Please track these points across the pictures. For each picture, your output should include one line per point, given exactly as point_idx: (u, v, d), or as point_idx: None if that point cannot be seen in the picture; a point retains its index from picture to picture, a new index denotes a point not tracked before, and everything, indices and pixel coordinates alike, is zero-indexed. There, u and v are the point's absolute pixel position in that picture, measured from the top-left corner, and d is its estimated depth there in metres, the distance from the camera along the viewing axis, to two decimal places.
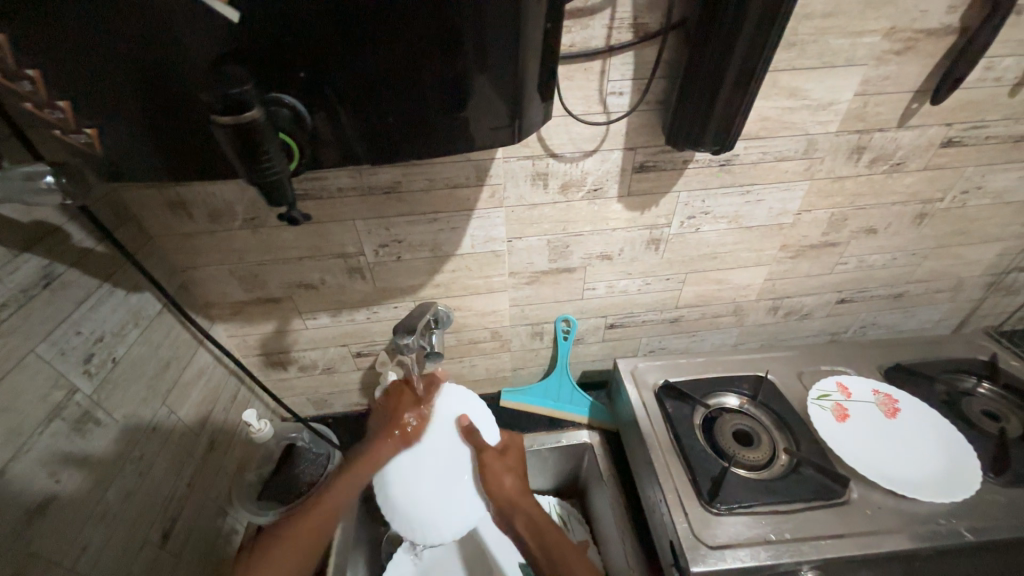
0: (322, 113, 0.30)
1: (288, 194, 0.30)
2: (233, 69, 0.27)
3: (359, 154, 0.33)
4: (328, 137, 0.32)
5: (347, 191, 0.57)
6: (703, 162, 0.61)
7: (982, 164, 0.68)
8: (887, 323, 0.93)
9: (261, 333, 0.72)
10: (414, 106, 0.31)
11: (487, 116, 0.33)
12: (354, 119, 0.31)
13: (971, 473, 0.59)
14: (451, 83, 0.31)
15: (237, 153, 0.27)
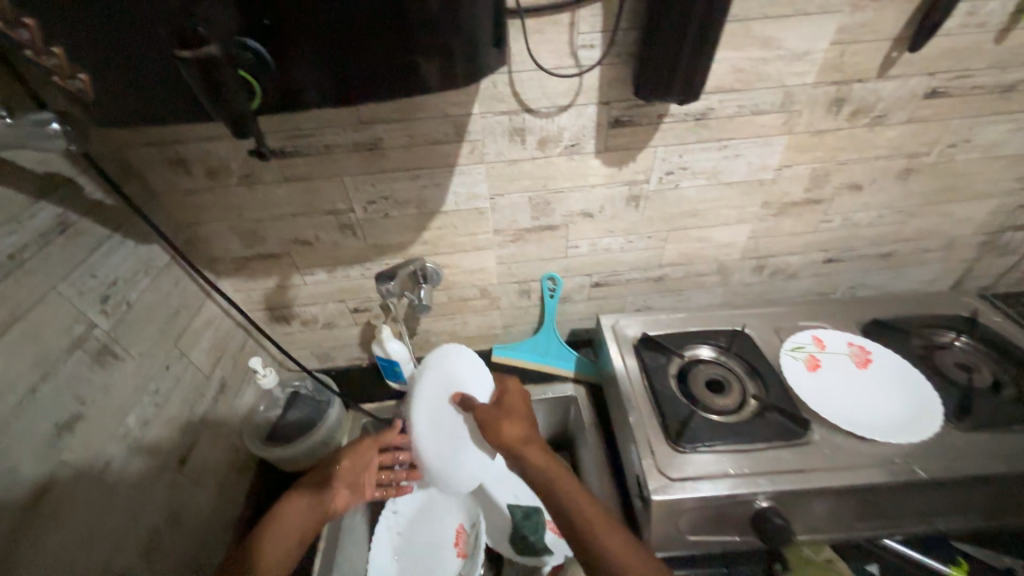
0: (292, 57, 0.33)
1: (254, 129, 0.35)
2: (223, 22, 0.30)
3: (311, 100, 0.36)
4: (298, 84, 0.35)
5: (334, 148, 0.60)
6: (679, 115, 0.62)
7: (968, 116, 0.67)
8: (877, 284, 0.93)
9: (264, 289, 0.77)
10: (369, 52, 0.34)
11: (441, 62, 0.36)
12: (317, 65, 0.34)
13: (932, 418, 0.61)
14: (402, 29, 0.33)
15: (210, 88, 0.30)
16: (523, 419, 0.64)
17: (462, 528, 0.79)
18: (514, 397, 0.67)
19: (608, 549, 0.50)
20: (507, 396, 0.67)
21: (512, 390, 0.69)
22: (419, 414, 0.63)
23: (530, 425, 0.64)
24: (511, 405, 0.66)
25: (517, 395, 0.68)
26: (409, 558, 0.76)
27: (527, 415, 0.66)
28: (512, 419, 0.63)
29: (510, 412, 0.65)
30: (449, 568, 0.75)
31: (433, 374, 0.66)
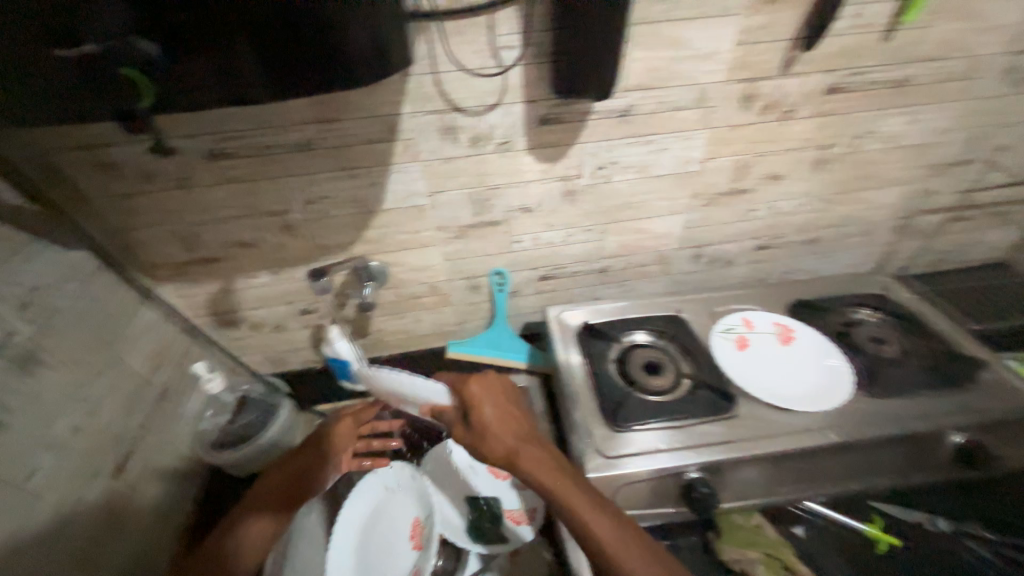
0: (236, 49, 0.35)
1: (146, 119, 0.39)
2: (112, 19, 0.32)
3: (260, 88, 0.38)
4: (240, 71, 0.36)
5: (268, 149, 0.61)
6: (603, 112, 0.66)
7: (869, 109, 0.73)
8: (808, 268, 0.99)
9: (208, 294, 0.77)
10: (264, 54, 0.36)
11: (338, 65, 0.38)
12: (264, 56, 0.36)
13: (843, 387, 0.66)
14: (295, 34, 0.35)
15: (94, 81, 0.35)
16: (503, 424, 0.61)
17: (418, 520, 0.79)
18: (486, 400, 0.63)
19: (609, 547, 0.49)
20: (473, 404, 0.62)
21: (482, 393, 0.63)
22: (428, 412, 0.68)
23: (515, 426, 0.61)
24: (484, 412, 0.61)
25: (492, 396, 0.64)
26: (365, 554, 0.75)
27: (508, 415, 0.62)
28: (489, 430, 0.60)
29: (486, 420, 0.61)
30: (405, 561, 0.75)
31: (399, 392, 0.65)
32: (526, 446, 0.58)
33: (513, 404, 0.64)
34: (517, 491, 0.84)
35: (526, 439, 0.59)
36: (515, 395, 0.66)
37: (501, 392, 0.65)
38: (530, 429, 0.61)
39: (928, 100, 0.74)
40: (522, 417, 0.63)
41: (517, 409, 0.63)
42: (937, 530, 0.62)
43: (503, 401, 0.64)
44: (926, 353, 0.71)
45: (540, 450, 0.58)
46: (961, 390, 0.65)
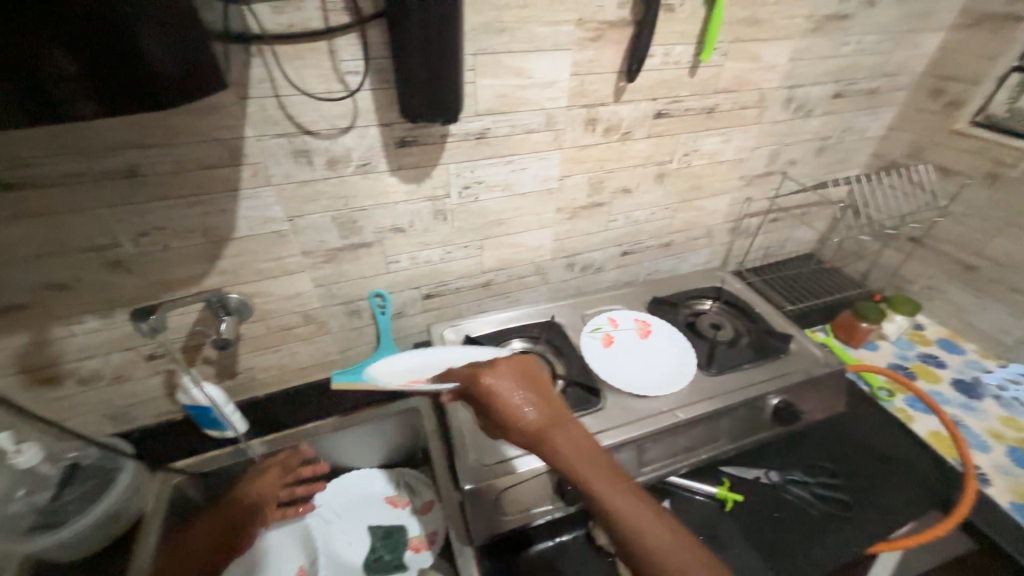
0: (34, 64, 0.31)
1: None
2: None
3: (79, 94, 0.34)
4: (52, 79, 0.32)
5: (77, 176, 0.54)
6: (460, 135, 0.69)
7: (690, 131, 0.87)
8: (667, 269, 1.13)
9: (12, 348, 0.64)
10: (55, 76, 0.32)
11: (151, 88, 0.36)
12: (81, 61, 0.32)
13: (689, 369, 0.76)
14: (93, 57, 0.32)
15: None
16: (529, 407, 0.57)
17: (304, 568, 0.76)
18: (509, 383, 0.60)
19: (652, 553, 0.44)
20: (494, 392, 0.58)
21: (505, 376, 0.60)
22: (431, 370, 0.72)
23: (542, 409, 0.57)
24: (507, 398, 0.58)
25: (515, 377, 0.61)
26: None
27: (534, 398, 0.58)
28: (515, 415, 0.56)
29: (510, 406, 0.57)
30: None
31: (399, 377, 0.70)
32: (554, 429, 0.55)
33: (541, 384, 0.61)
34: (417, 517, 0.83)
35: (555, 421, 0.56)
36: (540, 376, 0.62)
37: (527, 374, 0.62)
38: (558, 409, 0.58)
39: (734, 124, 0.90)
40: (551, 398, 0.59)
41: (545, 391, 0.60)
42: (770, 482, 0.74)
43: (530, 383, 0.60)
44: (751, 333, 0.85)
45: (564, 433, 0.55)
46: (774, 361, 0.79)
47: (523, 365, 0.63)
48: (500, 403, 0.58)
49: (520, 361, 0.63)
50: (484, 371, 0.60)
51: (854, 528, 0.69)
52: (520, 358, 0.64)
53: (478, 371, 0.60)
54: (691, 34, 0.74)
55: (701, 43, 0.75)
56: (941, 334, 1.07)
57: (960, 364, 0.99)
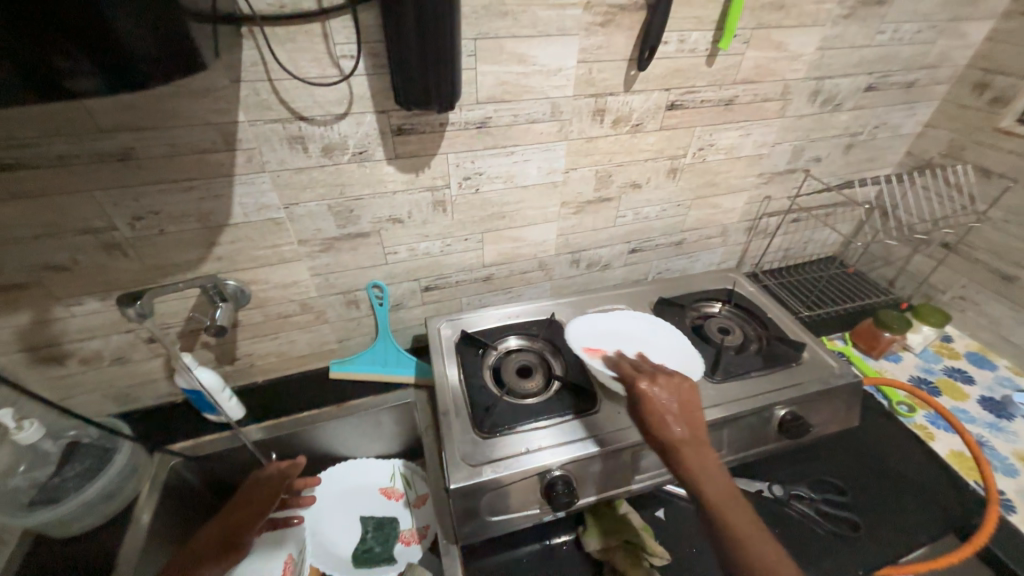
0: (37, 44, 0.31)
1: None
2: None
3: (81, 70, 0.33)
4: (53, 58, 0.32)
5: (71, 158, 0.54)
6: (459, 124, 0.67)
7: (706, 124, 0.82)
8: (678, 268, 1.09)
9: (15, 327, 0.65)
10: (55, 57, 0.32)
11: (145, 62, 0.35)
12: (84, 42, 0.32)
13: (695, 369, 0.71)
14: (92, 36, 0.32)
15: None
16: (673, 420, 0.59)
17: (291, 557, 0.76)
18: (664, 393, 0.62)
19: None
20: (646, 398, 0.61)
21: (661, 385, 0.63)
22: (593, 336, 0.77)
23: (687, 425, 0.59)
24: (656, 407, 0.60)
25: (669, 389, 0.62)
26: None
27: (681, 413, 0.60)
28: (659, 422, 0.59)
29: (657, 414, 0.60)
30: None
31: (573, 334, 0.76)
32: (689, 446, 0.57)
33: (692, 401, 0.62)
34: (411, 510, 0.83)
35: (692, 441, 0.58)
36: (693, 396, 0.62)
37: (684, 389, 0.63)
38: (699, 432, 0.59)
39: (754, 117, 0.85)
40: (697, 419, 0.60)
41: (694, 410, 0.61)
42: (773, 496, 0.71)
43: (681, 399, 0.62)
44: (762, 340, 0.81)
45: (700, 455, 0.57)
46: (784, 370, 0.75)
47: (685, 386, 0.64)
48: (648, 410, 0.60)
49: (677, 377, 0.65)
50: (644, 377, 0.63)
51: (861, 551, 0.65)
52: (683, 376, 0.65)
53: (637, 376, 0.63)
54: (709, 20, 0.69)
55: (720, 29, 0.71)
56: (970, 347, 1.00)
57: (989, 381, 0.93)
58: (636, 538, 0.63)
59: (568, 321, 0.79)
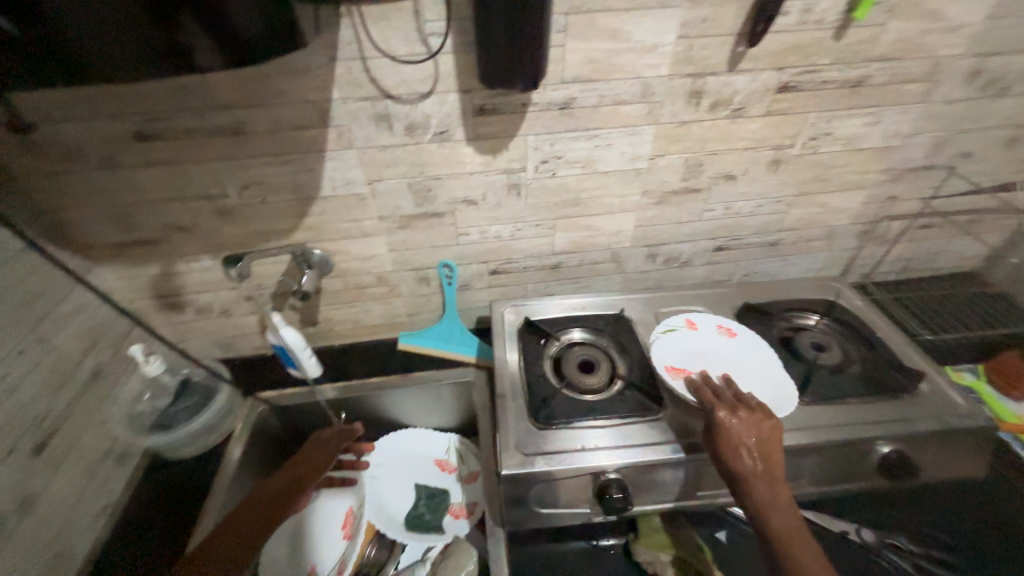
0: (167, 19, 0.34)
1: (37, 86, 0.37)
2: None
3: (202, 45, 0.36)
4: (178, 31, 0.35)
5: (195, 131, 0.60)
6: (542, 104, 0.64)
7: (824, 109, 0.71)
8: (770, 272, 0.98)
9: (149, 276, 0.76)
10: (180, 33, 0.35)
11: (255, 39, 0.38)
12: (202, 18, 0.35)
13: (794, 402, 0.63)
14: (208, 13, 0.35)
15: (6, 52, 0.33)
16: (750, 454, 0.55)
17: (351, 510, 0.83)
18: (743, 423, 0.57)
19: None
20: (722, 427, 0.57)
21: (740, 416, 0.58)
22: (679, 350, 0.72)
23: (764, 462, 0.55)
24: (733, 438, 0.56)
25: (750, 420, 0.57)
26: (301, 539, 0.78)
27: (759, 448, 0.55)
28: (733, 453, 0.55)
29: (732, 445, 0.55)
30: (335, 549, 0.78)
31: (659, 346, 0.72)
32: (764, 484, 0.53)
33: (774, 437, 0.57)
34: (462, 485, 0.86)
35: (768, 479, 0.53)
36: (777, 433, 0.57)
37: (767, 424, 0.58)
38: (777, 470, 0.54)
39: (887, 102, 0.72)
40: (777, 457, 0.55)
41: (775, 448, 0.56)
42: (861, 542, 0.62)
43: (761, 433, 0.57)
44: (866, 362, 0.71)
45: (775, 496, 0.52)
46: (893, 401, 0.64)
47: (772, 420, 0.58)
48: (722, 439, 0.56)
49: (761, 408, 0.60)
50: (722, 405, 0.59)
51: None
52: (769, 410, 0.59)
53: (714, 403, 0.59)
54: None
55: None
56: None
57: None
58: (692, 558, 0.60)
59: (656, 331, 0.75)
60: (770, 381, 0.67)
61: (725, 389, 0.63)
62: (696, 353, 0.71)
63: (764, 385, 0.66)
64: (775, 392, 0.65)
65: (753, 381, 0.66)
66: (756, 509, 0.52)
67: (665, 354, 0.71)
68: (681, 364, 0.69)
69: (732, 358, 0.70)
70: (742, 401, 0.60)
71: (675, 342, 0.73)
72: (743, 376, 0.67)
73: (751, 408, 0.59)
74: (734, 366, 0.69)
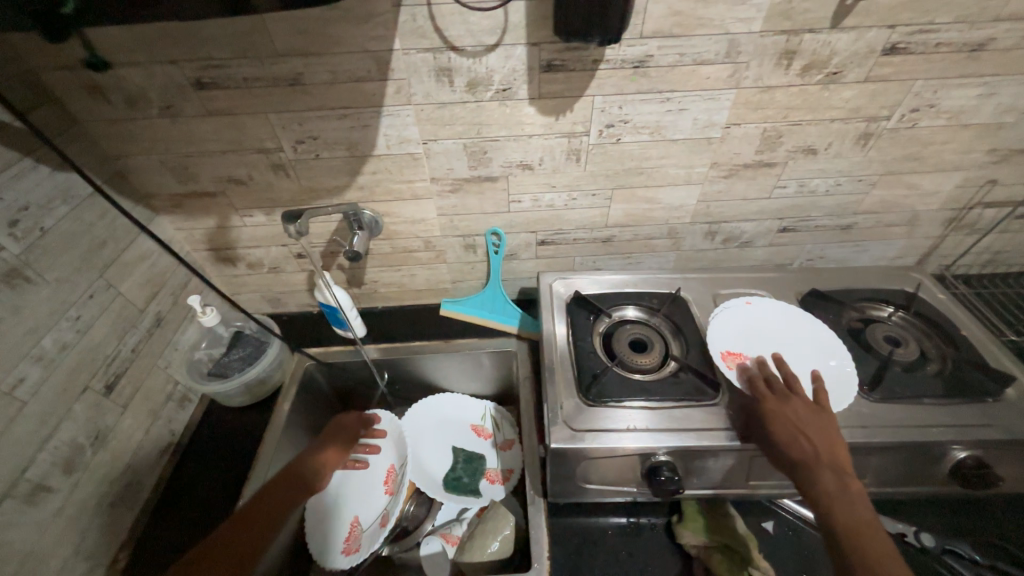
0: None
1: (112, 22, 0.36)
2: None
3: None
4: None
5: (253, 81, 0.59)
6: (615, 62, 0.59)
7: (932, 76, 0.63)
8: (838, 257, 0.91)
9: (205, 229, 0.77)
10: None
11: None
12: None
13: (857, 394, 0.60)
14: None
15: None
16: (809, 442, 0.52)
17: (393, 468, 0.84)
18: (798, 413, 0.55)
19: None
20: (774, 416, 0.55)
21: (794, 406, 0.56)
22: (736, 333, 0.68)
23: (826, 451, 0.52)
24: (788, 426, 0.54)
25: (803, 410, 0.55)
26: (346, 491, 0.82)
27: (818, 437, 0.53)
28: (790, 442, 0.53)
29: (788, 434, 0.53)
30: (377, 504, 0.81)
31: (715, 330, 0.68)
32: (828, 471, 0.50)
33: (831, 427, 0.54)
34: (498, 452, 0.87)
35: (831, 467, 0.51)
36: (833, 422, 0.54)
37: (821, 414, 0.55)
38: (840, 459, 0.51)
39: (1010, 70, 0.63)
40: (837, 446, 0.52)
41: (834, 437, 0.53)
42: (918, 545, 0.59)
43: (818, 421, 0.54)
44: (946, 360, 0.65)
45: (841, 483, 0.49)
46: (975, 405, 0.59)
47: (827, 411, 0.56)
48: (777, 424, 0.54)
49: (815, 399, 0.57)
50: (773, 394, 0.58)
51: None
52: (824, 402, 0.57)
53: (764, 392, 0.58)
54: None
55: None
56: None
57: None
58: (737, 545, 0.58)
59: (712, 313, 0.71)
60: (834, 370, 0.62)
61: (777, 378, 0.60)
62: (753, 336, 0.67)
63: (828, 375, 0.62)
64: (841, 381, 0.61)
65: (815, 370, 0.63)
66: (820, 496, 0.49)
67: (720, 339, 0.67)
68: (735, 350, 0.65)
69: (793, 344, 0.66)
70: (796, 391, 0.58)
71: (732, 325, 0.69)
72: (803, 364, 0.63)
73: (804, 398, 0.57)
74: (793, 352, 0.65)
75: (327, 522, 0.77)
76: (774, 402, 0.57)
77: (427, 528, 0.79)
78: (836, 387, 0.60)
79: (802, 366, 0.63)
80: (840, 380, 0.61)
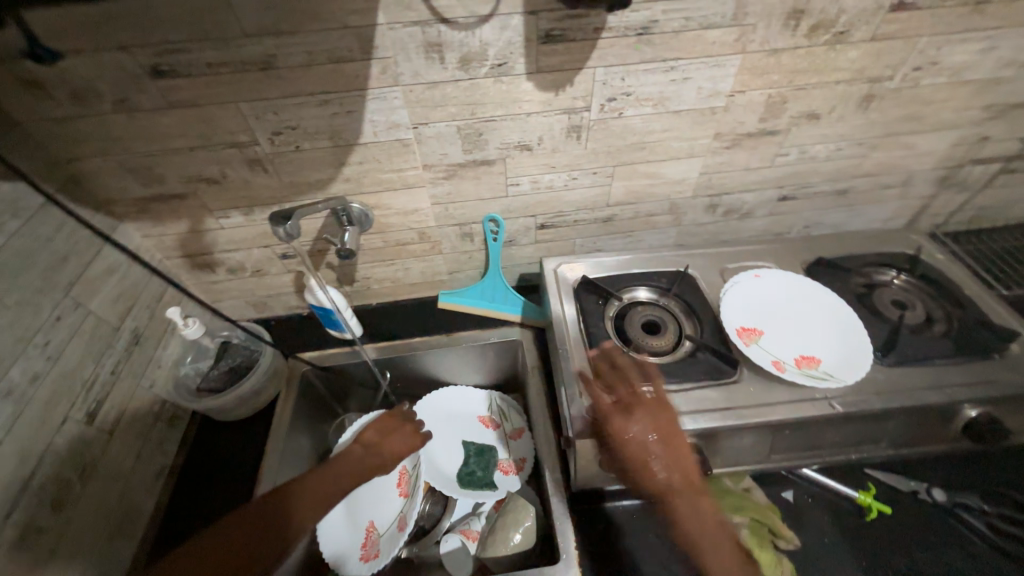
0: None
1: None
2: None
3: None
4: None
5: (219, 67, 0.52)
6: (618, 29, 0.55)
7: (937, 32, 0.61)
8: (834, 223, 0.91)
9: (177, 234, 0.70)
10: None
11: None
12: None
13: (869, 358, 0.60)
14: None
15: None
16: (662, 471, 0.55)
17: (406, 469, 0.83)
18: (642, 429, 0.55)
19: None
20: (624, 443, 0.55)
21: (638, 419, 0.56)
22: (747, 310, 0.67)
23: (673, 467, 0.54)
24: (640, 458, 0.55)
25: (648, 421, 0.56)
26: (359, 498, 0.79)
27: (664, 453, 0.55)
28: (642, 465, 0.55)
29: (638, 461, 0.55)
30: (392, 508, 0.79)
31: (727, 308, 0.67)
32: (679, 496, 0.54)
33: (673, 436, 0.55)
34: (507, 442, 0.85)
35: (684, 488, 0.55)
36: (679, 435, 0.55)
37: (661, 421, 0.56)
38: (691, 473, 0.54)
39: (1011, 22, 0.62)
40: (683, 455, 0.54)
41: (680, 446, 0.54)
42: (931, 501, 0.62)
43: (666, 442, 0.55)
44: (952, 321, 0.66)
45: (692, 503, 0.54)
46: (983, 362, 0.60)
47: (668, 426, 0.55)
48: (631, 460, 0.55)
49: (658, 412, 0.56)
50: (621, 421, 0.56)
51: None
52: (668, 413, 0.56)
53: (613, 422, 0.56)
54: None
55: None
56: None
57: None
58: (760, 517, 0.60)
59: (722, 290, 0.70)
60: (845, 339, 0.63)
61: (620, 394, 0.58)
62: (764, 311, 0.67)
63: (840, 345, 0.62)
64: (853, 347, 0.61)
65: (825, 341, 0.63)
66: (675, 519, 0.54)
67: (733, 316, 0.66)
68: (749, 327, 0.65)
69: (802, 317, 0.66)
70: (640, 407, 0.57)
71: (742, 301, 0.68)
72: (815, 337, 0.64)
73: (647, 414, 0.56)
74: (804, 325, 0.65)
75: (343, 531, 0.75)
76: (618, 420, 0.56)
77: (445, 526, 0.77)
78: (851, 357, 0.60)
79: (813, 339, 0.63)
80: (851, 347, 0.61)
